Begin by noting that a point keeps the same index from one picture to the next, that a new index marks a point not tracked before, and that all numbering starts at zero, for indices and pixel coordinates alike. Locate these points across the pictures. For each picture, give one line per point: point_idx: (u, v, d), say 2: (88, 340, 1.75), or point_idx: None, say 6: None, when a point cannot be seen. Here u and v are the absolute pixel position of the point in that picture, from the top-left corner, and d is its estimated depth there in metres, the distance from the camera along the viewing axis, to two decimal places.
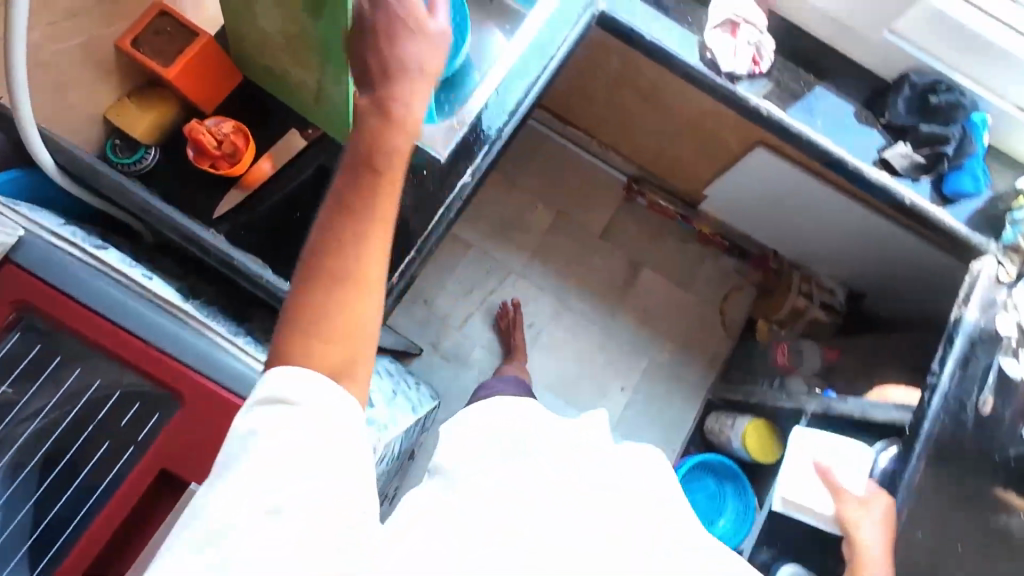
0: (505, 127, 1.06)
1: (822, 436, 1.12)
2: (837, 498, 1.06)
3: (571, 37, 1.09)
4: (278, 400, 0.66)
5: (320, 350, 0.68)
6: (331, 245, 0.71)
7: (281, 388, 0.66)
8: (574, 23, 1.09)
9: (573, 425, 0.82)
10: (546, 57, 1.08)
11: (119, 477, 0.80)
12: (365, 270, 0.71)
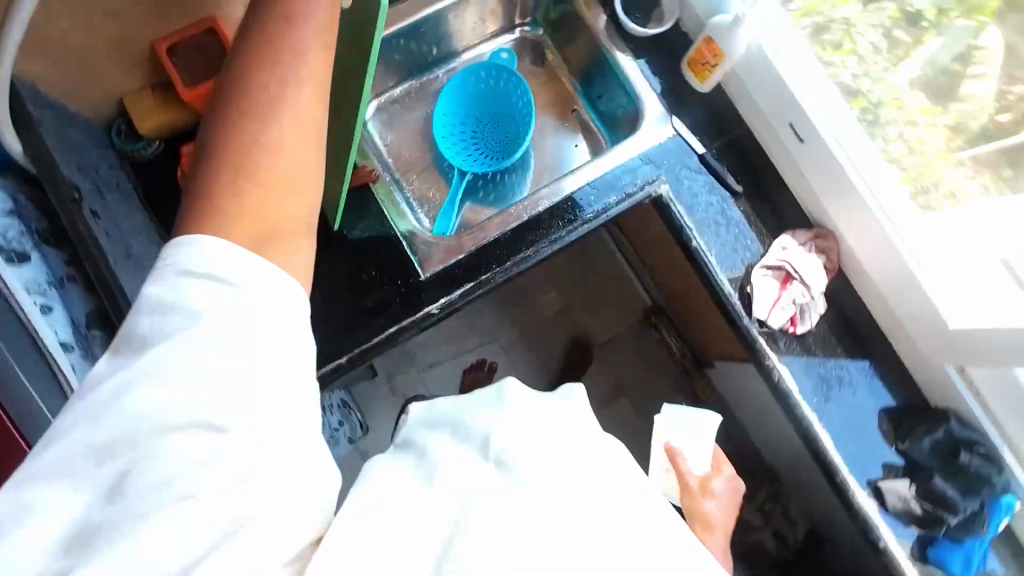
0: (574, 230, 0.97)
1: (690, 422, 0.95)
2: (683, 487, 0.87)
3: (614, 208, 0.98)
4: (209, 274, 0.50)
5: (251, 194, 0.52)
6: (214, 119, 0.54)
7: (202, 264, 0.50)
8: (623, 192, 0.99)
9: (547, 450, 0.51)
10: (579, 216, 0.98)
11: None
12: (302, 133, 0.54)
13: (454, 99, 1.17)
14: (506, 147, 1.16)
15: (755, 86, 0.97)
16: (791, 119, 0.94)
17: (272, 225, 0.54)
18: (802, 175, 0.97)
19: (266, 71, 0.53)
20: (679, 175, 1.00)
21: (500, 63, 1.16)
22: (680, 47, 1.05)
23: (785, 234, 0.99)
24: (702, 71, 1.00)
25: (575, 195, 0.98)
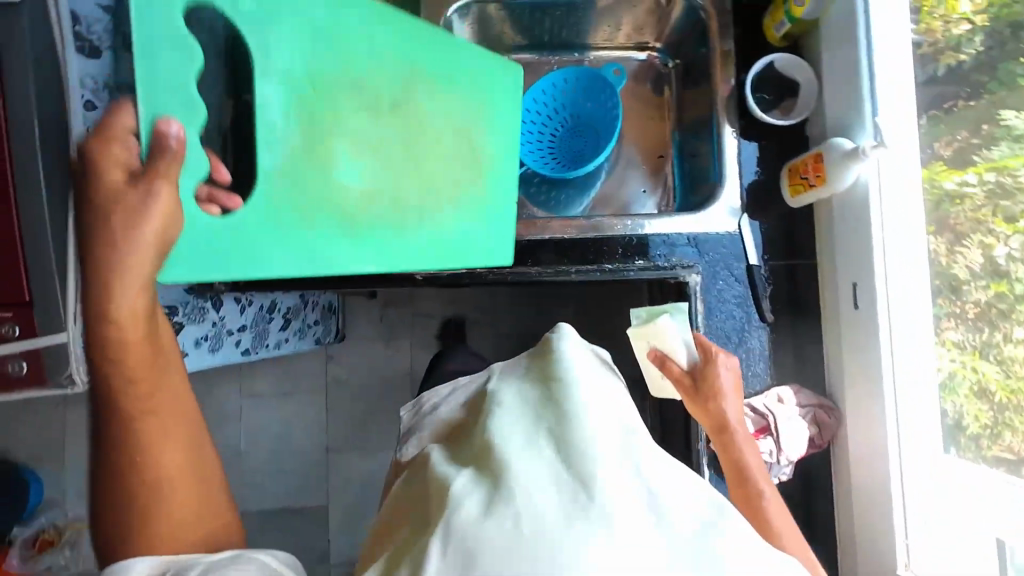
0: (594, 272, 0.92)
1: (679, 330, 0.80)
2: (695, 394, 0.77)
3: (637, 271, 0.93)
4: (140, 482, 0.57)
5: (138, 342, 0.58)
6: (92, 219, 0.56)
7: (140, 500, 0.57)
8: (653, 261, 0.93)
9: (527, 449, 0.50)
10: (596, 260, 0.93)
11: None
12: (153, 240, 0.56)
13: (552, 89, 1.10)
14: (580, 160, 1.12)
15: (846, 224, 0.85)
16: (857, 279, 0.82)
17: (142, 393, 0.58)
18: (841, 340, 0.87)
19: (125, 219, 0.55)
20: (715, 274, 0.93)
21: (610, 78, 1.09)
22: (794, 151, 0.95)
23: (788, 386, 0.90)
24: (798, 186, 0.88)
25: (650, 238, 0.94)
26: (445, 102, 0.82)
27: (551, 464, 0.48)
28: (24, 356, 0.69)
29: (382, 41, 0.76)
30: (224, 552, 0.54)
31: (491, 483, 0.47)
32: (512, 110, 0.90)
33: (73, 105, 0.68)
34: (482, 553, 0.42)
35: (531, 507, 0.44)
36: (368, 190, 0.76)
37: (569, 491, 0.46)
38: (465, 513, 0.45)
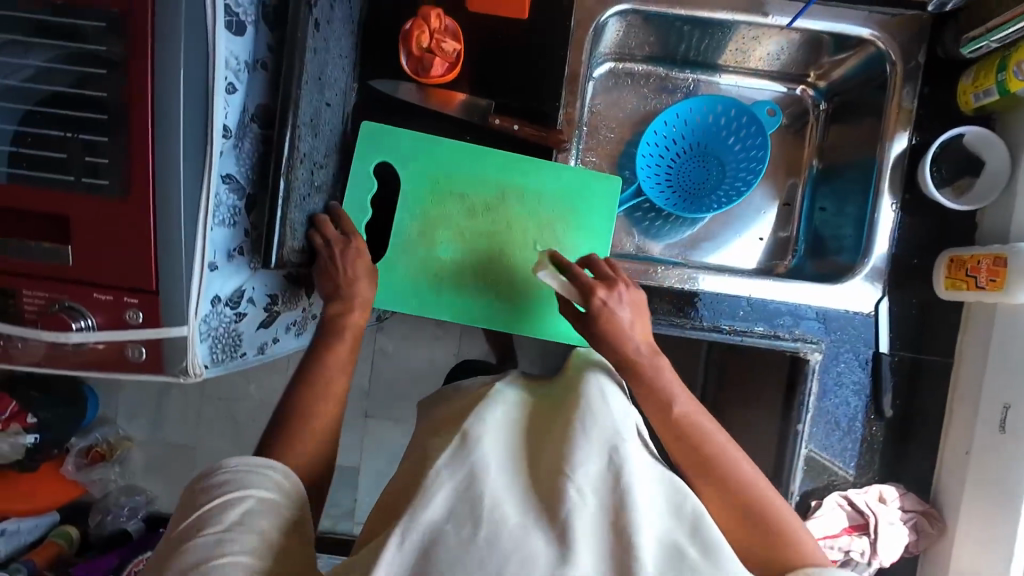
0: (709, 331, 0.88)
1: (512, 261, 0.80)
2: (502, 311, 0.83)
3: (753, 337, 0.87)
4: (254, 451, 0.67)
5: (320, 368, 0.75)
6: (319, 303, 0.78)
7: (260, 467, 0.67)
8: (776, 331, 0.87)
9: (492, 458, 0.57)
10: (715, 321, 0.88)
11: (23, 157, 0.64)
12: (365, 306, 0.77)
13: (688, 115, 1.01)
14: (696, 196, 1.03)
15: (999, 335, 0.78)
16: (1011, 400, 0.75)
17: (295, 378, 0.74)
18: (966, 454, 0.81)
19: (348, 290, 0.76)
20: (837, 356, 0.87)
21: (760, 116, 0.99)
22: (957, 236, 0.86)
23: (892, 486, 0.86)
24: (958, 282, 0.80)
25: (702, 295, 0.88)
26: (535, 212, 0.86)
27: (525, 491, 0.56)
28: (144, 342, 0.68)
29: (489, 159, 0.85)
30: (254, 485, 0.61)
31: (468, 503, 0.53)
32: (609, 213, 0.87)
33: (218, 87, 0.64)
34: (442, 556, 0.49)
35: (497, 518, 0.52)
36: (458, 264, 0.86)
37: (536, 517, 0.53)
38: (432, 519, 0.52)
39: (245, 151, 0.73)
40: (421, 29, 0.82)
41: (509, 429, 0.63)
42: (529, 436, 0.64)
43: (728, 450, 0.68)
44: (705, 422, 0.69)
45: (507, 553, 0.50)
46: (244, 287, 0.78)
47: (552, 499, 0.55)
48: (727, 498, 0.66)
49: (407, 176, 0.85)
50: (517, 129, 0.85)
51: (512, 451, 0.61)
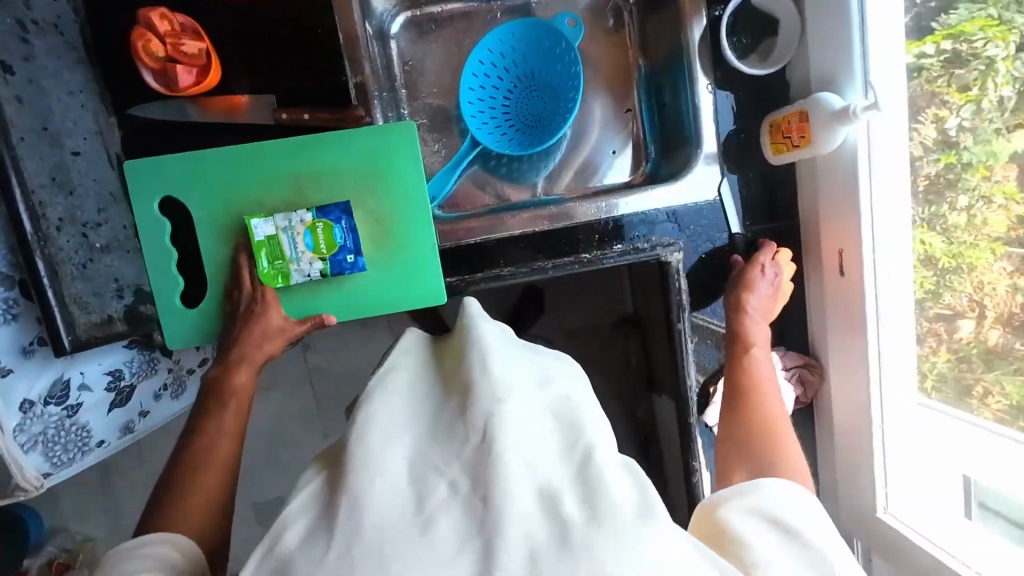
0: (564, 267, 0.84)
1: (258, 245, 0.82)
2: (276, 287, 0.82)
3: (612, 258, 0.84)
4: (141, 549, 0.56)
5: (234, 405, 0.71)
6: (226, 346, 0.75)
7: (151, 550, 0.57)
8: (633, 242, 0.88)
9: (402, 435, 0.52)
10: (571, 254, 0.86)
11: None
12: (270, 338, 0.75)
13: (500, 48, 0.97)
14: (534, 129, 1.00)
15: (824, 185, 0.80)
16: (844, 244, 0.79)
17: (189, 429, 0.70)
18: (823, 305, 0.86)
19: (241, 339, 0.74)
20: (697, 249, 0.89)
21: (563, 29, 0.97)
22: (773, 100, 0.86)
23: (773, 350, 0.91)
24: (780, 145, 0.81)
25: (625, 218, 0.88)
26: (342, 192, 0.80)
27: (400, 461, 0.49)
28: None
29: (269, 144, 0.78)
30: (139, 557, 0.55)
31: (330, 506, 0.47)
32: (417, 168, 0.81)
33: None
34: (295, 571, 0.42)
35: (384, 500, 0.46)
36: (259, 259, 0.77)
37: (404, 495, 0.47)
38: (288, 539, 0.45)
39: None
40: (151, 40, 0.73)
41: (398, 403, 0.56)
42: (417, 405, 0.56)
43: (774, 405, 0.75)
44: (768, 383, 0.78)
45: (363, 543, 0.43)
46: (66, 377, 0.71)
47: (423, 466, 0.49)
48: (743, 457, 0.69)
49: (195, 203, 0.78)
50: (309, 118, 0.78)
51: (399, 421, 0.53)
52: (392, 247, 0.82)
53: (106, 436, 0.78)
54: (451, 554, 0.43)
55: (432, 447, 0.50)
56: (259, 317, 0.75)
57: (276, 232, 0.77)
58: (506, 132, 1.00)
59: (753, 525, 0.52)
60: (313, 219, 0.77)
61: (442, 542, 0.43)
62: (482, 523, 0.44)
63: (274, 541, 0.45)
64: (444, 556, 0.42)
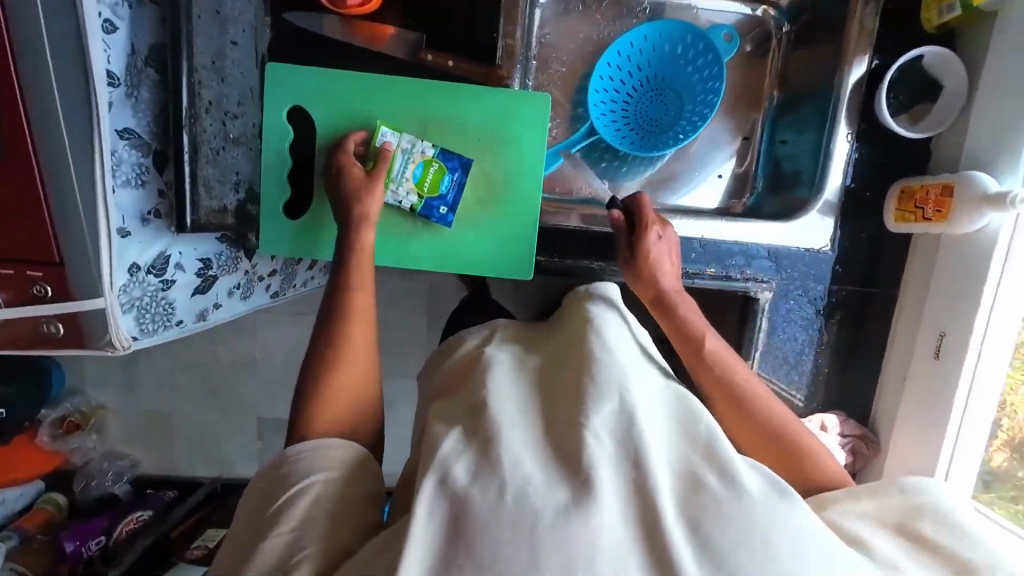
0: None
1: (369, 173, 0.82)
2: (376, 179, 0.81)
3: (703, 279, 0.86)
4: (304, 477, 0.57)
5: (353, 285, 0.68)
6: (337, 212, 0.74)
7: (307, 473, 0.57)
8: (728, 271, 0.86)
9: (524, 415, 0.54)
10: None
11: None
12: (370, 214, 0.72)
13: (642, 44, 0.96)
14: (653, 133, 0.99)
15: (948, 263, 0.76)
16: (948, 327, 0.76)
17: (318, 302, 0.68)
18: (903, 385, 0.83)
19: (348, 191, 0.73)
20: (787, 293, 0.87)
21: (715, 43, 0.95)
22: (910, 165, 0.83)
23: (834, 414, 0.90)
24: (908, 214, 0.79)
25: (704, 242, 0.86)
26: (462, 144, 0.80)
27: (541, 442, 0.51)
28: (58, 318, 0.64)
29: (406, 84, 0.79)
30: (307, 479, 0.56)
31: (489, 460, 0.49)
32: (539, 138, 0.80)
33: (92, 27, 0.56)
34: (476, 520, 0.45)
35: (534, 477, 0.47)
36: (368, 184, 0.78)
37: (556, 467, 0.49)
38: (457, 475, 0.48)
39: (142, 101, 0.66)
40: None
41: (516, 391, 0.58)
42: (534, 393, 0.58)
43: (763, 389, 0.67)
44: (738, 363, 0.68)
45: (539, 507, 0.45)
46: (168, 252, 0.73)
47: (567, 446, 0.50)
48: (762, 444, 0.64)
49: (318, 117, 0.79)
50: (453, 65, 0.78)
51: (522, 405, 0.56)
52: (490, 212, 0.82)
53: (186, 316, 0.82)
54: (622, 533, 0.45)
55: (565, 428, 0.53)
56: (345, 178, 0.73)
57: (394, 149, 0.77)
58: (622, 128, 0.98)
59: (928, 541, 0.52)
60: (433, 155, 0.78)
61: (612, 521, 0.45)
62: (641, 512, 0.46)
63: (443, 474, 0.48)
64: (617, 538, 0.45)
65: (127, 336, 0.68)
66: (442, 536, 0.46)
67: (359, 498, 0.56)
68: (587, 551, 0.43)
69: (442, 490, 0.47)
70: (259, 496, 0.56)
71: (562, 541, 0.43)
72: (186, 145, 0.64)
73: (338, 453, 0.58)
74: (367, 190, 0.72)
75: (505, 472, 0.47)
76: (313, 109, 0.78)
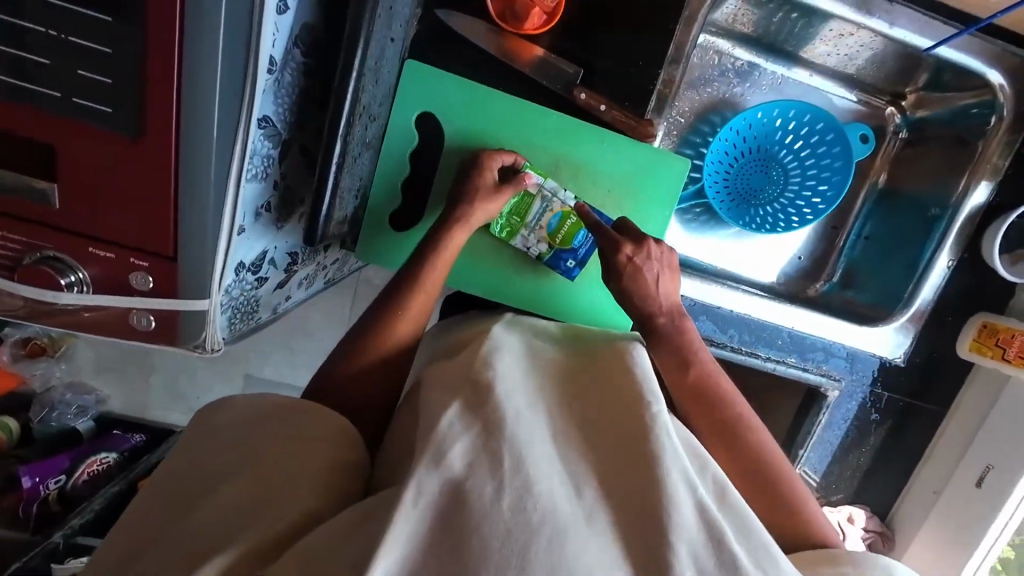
0: (740, 353, 0.89)
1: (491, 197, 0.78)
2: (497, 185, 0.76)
3: (783, 366, 0.90)
4: (243, 442, 0.51)
5: (419, 298, 0.67)
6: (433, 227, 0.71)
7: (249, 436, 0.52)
8: (806, 363, 0.90)
9: (534, 416, 0.52)
10: (749, 343, 0.90)
11: (30, 66, 0.48)
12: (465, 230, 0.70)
13: (769, 118, 0.93)
14: (760, 210, 0.96)
15: (1006, 406, 0.83)
16: (994, 462, 0.82)
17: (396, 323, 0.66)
18: (933, 498, 0.90)
19: (478, 197, 0.70)
20: (852, 394, 0.92)
21: (847, 131, 0.92)
22: (990, 300, 0.88)
23: (860, 508, 0.95)
24: (985, 348, 0.84)
25: (789, 333, 0.89)
26: (592, 194, 0.78)
27: (550, 444, 0.50)
28: (155, 312, 0.57)
29: (556, 120, 0.75)
30: (266, 455, 0.50)
31: (491, 456, 0.46)
32: (668, 205, 0.78)
33: (266, 9, 0.48)
34: (473, 521, 0.43)
35: (548, 480, 0.46)
36: (504, 223, 0.76)
37: (559, 474, 0.48)
38: (454, 460, 0.45)
39: (285, 86, 0.58)
40: None
41: (524, 381, 0.56)
42: (541, 388, 0.57)
43: (762, 434, 0.64)
44: (737, 399, 0.66)
45: (539, 517, 0.43)
46: (267, 249, 0.67)
47: (571, 457, 0.50)
48: (750, 487, 0.62)
49: (456, 132, 0.74)
50: (604, 111, 0.75)
51: (530, 398, 0.54)
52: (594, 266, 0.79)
53: (265, 311, 0.76)
54: (615, 558, 0.45)
55: (574, 437, 0.52)
56: (473, 177, 0.71)
57: (534, 192, 0.74)
58: (729, 192, 0.95)
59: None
60: (572, 209, 0.74)
61: (605, 541, 0.46)
62: (641, 545, 0.46)
63: (439, 457, 0.45)
64: (610, 553, 0.45)
65: (216, 343, 0.62)
66: (434, 528, 0.44)
67: (321, 462, 0.51)
68: (579, 572, 0.43)
69: (438, 478, 0.44)
70: (212, 437, 0.52)
71: (558, 556, 0.42)
72: (336, 154, 0.57)
73: (306, 410, 0.55)
74: (484, 198, 0.70)
75: (508, 473, 0.45)
76: (448, 123, 0.74)
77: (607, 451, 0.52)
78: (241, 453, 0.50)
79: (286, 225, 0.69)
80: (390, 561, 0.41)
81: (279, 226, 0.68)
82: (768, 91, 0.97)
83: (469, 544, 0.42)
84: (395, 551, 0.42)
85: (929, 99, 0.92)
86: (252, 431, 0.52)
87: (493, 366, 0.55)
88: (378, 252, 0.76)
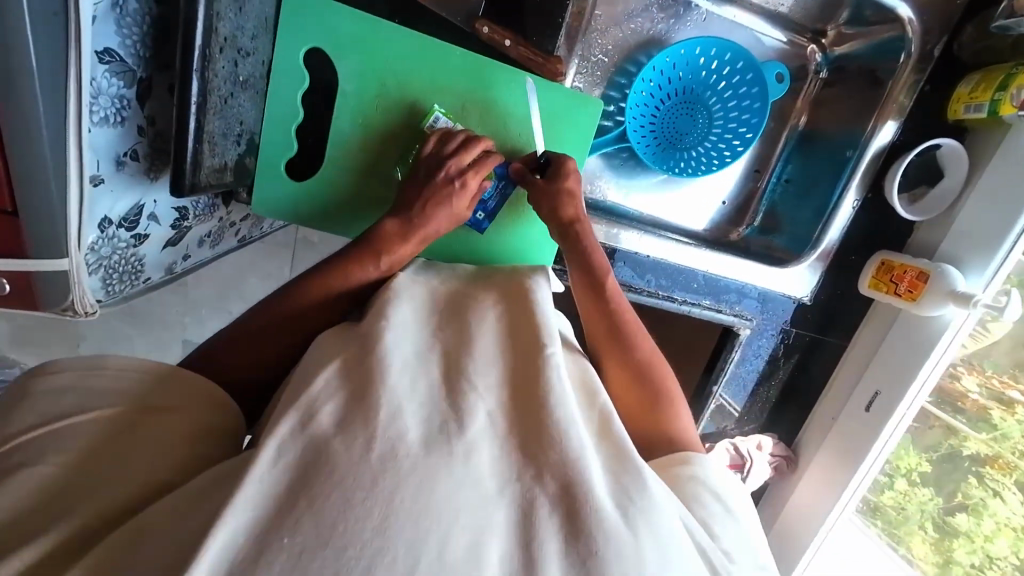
0: (653, 291, 0.91)
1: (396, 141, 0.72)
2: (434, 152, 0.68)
3: (699, 307, 0.93)
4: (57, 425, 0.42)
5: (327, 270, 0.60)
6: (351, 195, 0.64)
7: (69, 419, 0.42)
8: (720, 305, 0.94)
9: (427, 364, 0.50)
10: (666, 287, 0.92)
11: None
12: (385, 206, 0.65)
13: (692, 56, 0.90)
14: (685, 154, 0.95)
15: (899, 336, 0.89)
16: (882, 388, 0.89)
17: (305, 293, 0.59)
18: (830, 424, 0.97)
19: None
20: (763, 331, 0.97)
21: (766, 75, 0.91)
22: (893, 238, 0.93)
23: (768, 435, 1.02)
24: (881, 284, 0.89)
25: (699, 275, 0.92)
26: (504, 138, 0.73)
27: (436, 391, 0.47)
28: (5, 275, 0.52)
29: (458, 56, 0.70)
30: (91, 437, 0.42)
31: (363, 418, 0.42)
32: (582, 149, 0.77)
33: None
34: (334, 468, 0.39)
35: (431, 423, 0.44)
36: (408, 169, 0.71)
37: (441, 413, 0.45)
38: (322, 421, 0.42)
39: (128, 13, 0.52)
40: None
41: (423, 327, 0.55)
42: (439, 332, 0.55)
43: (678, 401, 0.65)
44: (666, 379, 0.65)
45: (408, 460, 0.40)
46: (142, 203, 0.61)
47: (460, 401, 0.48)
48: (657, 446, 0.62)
49: (351, 72, 0.68)
50: (509, 46, 0.71)
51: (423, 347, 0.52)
52: (524, 223, 0.76)
53: (149, 273, 0.69)
54: (491, 495, 0.41)
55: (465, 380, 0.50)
56: None
57: None
58: (654, 137, 0.94)
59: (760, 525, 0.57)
60: None
61: (482, 477, 0.42)
62: (521, 487, 0.43)
63: (305, 415, 0.42)
64: (486, 491, 0.41)
65: (88, 305, 0.57)
66: (292, 483, 0.39)
67: (178, 434, 0.45)
68: (445, 513, 0.39)
69: (301, 433, 0.41)
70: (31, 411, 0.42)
71: (423, 500, 0.39)
72: (194, 92, 0.51)
73: (159, 378, 0.47)
74: None
75: (379, 425, 0.42)
76: (341, 63, 0.67)
77: (501, 393, 0.49)
78: (66, 434, 0.41)
79: (163, 177, 0.63)
80: (235, 524, 0.37)
81: (152, 177, 0.61)
82: (693, 27, 0.93)
83: (326, 499, 0.37)
84: (244, 512, 0.37)
85: (847, 35, 0.91)
86: (90, 402, 0.43)
87: (384, 317, 0.53)
88: (268, 198, 0.69)
